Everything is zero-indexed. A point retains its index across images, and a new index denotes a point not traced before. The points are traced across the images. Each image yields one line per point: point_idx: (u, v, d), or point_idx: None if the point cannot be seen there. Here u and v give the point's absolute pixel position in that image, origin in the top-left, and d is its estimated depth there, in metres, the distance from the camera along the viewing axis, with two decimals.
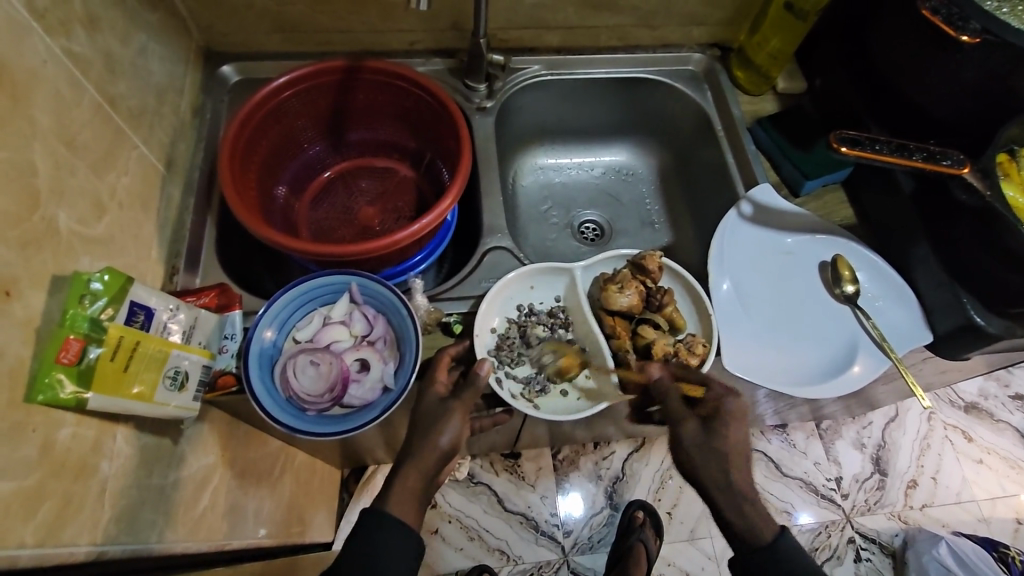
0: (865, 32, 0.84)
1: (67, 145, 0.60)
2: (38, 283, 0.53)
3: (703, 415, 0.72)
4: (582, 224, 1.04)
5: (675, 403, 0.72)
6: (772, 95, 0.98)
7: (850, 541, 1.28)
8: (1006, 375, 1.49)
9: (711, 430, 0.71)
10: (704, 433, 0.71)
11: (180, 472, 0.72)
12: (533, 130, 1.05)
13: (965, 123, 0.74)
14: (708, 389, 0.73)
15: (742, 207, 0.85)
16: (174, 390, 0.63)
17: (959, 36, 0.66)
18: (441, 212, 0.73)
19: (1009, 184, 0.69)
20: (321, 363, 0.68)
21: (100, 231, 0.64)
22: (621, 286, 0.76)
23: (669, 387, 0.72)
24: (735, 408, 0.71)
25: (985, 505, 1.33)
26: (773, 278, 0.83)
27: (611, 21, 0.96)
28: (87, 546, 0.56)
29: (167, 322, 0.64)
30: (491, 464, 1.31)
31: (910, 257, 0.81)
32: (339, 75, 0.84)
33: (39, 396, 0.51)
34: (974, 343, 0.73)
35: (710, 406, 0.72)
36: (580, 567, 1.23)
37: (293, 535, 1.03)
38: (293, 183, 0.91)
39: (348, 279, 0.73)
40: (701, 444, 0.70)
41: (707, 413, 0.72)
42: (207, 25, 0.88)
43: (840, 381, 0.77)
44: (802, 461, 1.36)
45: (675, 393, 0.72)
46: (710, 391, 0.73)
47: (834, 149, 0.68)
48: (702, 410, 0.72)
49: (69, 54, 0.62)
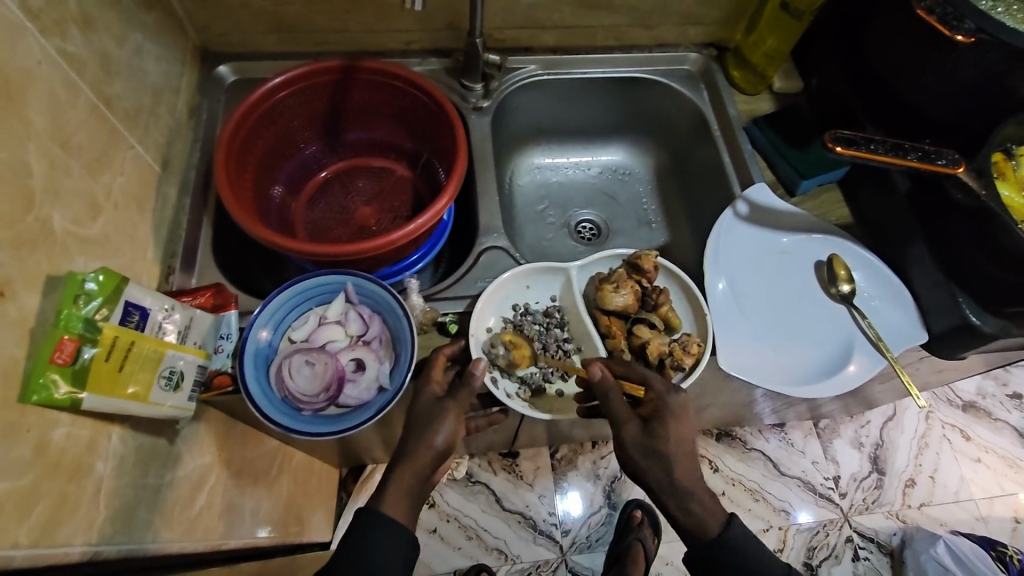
0: (861, 31, 0.84)
1: (61, 145, 0.60)
2: (33, 284, 0.53)
3: (644, 415, 0.69)
4: (579, 224, 1.04)
5: (617, 405, 0.68)
6: (769, 94, 0.98)
7: (847, 540, 1.28)
8: (1004, 374, 1.49)
9: (652, 431, 0.67)
10: (647, 433, 0.67)
11: (176, 472, 0.72)
12: (530, 130, 1.05)
13: (960, 122, 0.74)
14: (648, 388, 0.70)
15: (738, 206, 0.85)
16: (169, 390, 0.63)
17: (954, 36, 0.65)
18: (437, 212, 0.73)
19: (1005, 184, 0.69)
20: (317, 363, 0.68)
21: (95, 231, 0.64)
22: (617, 286, 0.76)
23: (611, 387, 0.69)
24: (678, 405, 0.68)
25: (983, 503, 1.34)
26: (769, 277, 0.83)
27: (607, 21, 0.96)
28: (81, 546, 0.56)
29: (162, 322, 0.64)
30: (489, 463, 1.31)
31: (906, 256, 0.81)
32: (335, 75, 0.84)
33: (34, 397, 0.51)
34: (969, 342, 0.74)
35: (651, 405, 0.69)
36: (577, 566, 1.23)
37: (291, 534, 1.03)
38: (289, 183, 0.91)
39: (343, 279, 0.73)
40: (645, 447, 0.66)
41: (647, 413, 0.69)
42: (203, 25, 0.88)
43: (835, 380, 0.77)
44: (799, 460, 1.36)
45: (616, 394, 0.69)
46: (649, 389, 0.70)
47: (828, 149, 0.68)
48: (645, 410, 0.69)
49: (64, 55, 0.62)
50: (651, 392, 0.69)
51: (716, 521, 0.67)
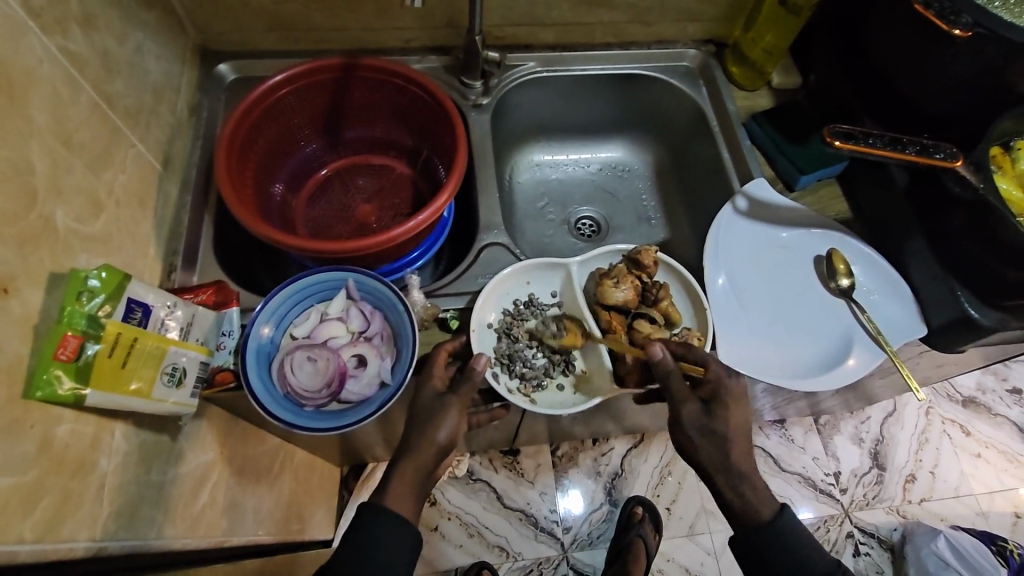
0: (860, 26, 0.84)
1: (63, 143, 0.60)
2: (36, 281, 0.54)
3: (704, 397, 0.69)
4: (579, 221, 1.04)
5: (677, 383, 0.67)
6: (767, 90, 0.98)
7: (848, 536, 1.28)
8: (1004, 369, 1.50)
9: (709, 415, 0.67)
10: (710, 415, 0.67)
11: (179, 469, 0.72)
12: (529, 127, 1.05)
13: (957, 117, 0.75)
14: (708, 368, 0.70)
15: (738, 201, 0.85)
16: (171, 386, 0.64)
17: (952, 30, 0.66)
18: (438, 209, 0.73)
19: (1002, 176, 0.70)
20: (318, 359, 0.68)
21: (97, 229, 0.64)
22: (617, 281, 0.77)
23: (671, 369, 0.67)
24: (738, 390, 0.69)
25: (983, 499, 1.34)
26: (768, 272, 0.83)
27: (606, 18, 0.96)
28: (86, 542, 0.56)
29: (165, 319, 0.64)
30: (490, 461, 1.32)
31: (904, 251, 0.81)
32: (336, 73, 0.85)
33: (38, 393, 0.52)
34: (969, 335, 0.74)
35: (711, 387, 0.69)
36: (579, 563, 1.23)
37: (292, 532, 1.04)
38: (289, 181, 0.91)
39: (344, 276, 0.73)
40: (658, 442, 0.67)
41: (709, 395, 0.69)
42: (203, 23, 0.89)
43: (834, 374, 0.77)
44: (800, 456, 1.36)
45: (677, 376, 0.68)
46: (709, 370, 0.70)
47: (827, 144, 0.68)
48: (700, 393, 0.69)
49: (66, 53, 0.62)
50: (710, 372, 0.69)
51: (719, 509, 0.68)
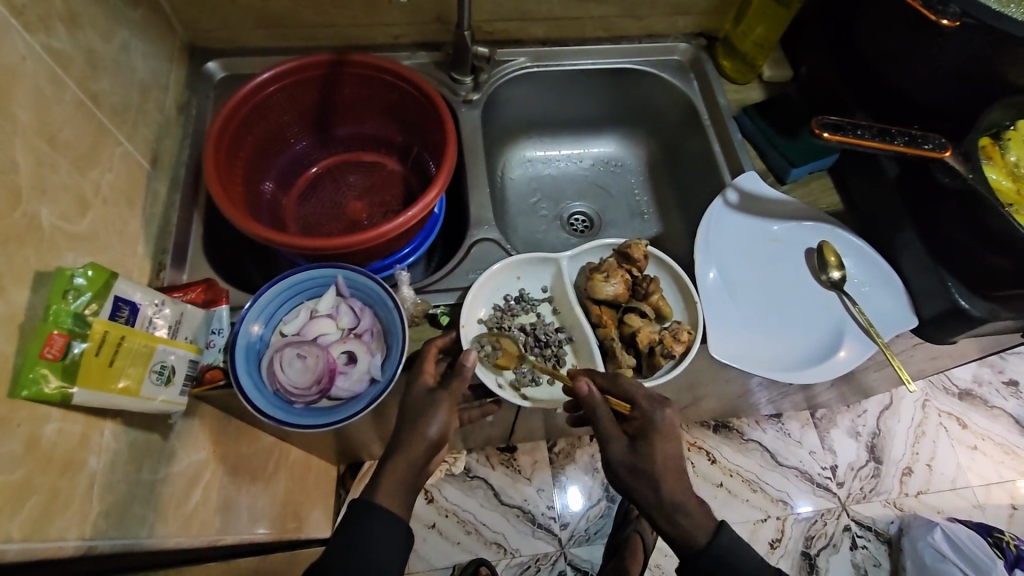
0: (850, 18, 0.84)
1: (47, 141, 0.60)
2: (21, 280, 0.54)
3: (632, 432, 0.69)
4: (571, 217, 1.04)
5: (605, 421, 0.68)
6: (758, 83, 0.98)
7: (845, 529, 1.28)
8: (1000, 361, 1.49)
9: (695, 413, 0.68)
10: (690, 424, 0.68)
11: (171, 468, 0.72)
12: (520, 123, 1.05)
13: (948, 109, 0.75)
14: (634, 406, 0.69)
15: (728, 194, 0.85)
16: (160, 384, 0.64)
17: (941, 20, 0.64)
18: (428, 204, 0.73)
19: (992, 167, 0.70)
20: (308, 356, 0.68)
21: (84, 227, 0.64)
22: (607, 275, 0.76)
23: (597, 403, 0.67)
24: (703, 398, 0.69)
25: (980, 491, 1.34)
26: (759, 265, 0.83)
27: (596, 12, 0.96)
28: (75, 541, 0.56)
29: (153, 317, 0.65)
30: (487, 458, 1.32)
31: (896, 243, 0.81)
32: (325, 69, 0.84)
33: (24, 392, 0.51)
34: (959, 327, 0.74)
35: (637, 424, 0.69)
36: (577, 559, 1.23)
37: (289, 531, 1.04)
38: (280, 179, 0.91)
39: (334, 273, 0.73)
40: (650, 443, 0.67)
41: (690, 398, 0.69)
42: (190, 21, 0.88)
43: (825, 366, 0.77)
44: (797, 450, 1.36)
45: (603, 409, 0.68)
46: (636, 407, 0.69)
47: (816, 135, 0.67)
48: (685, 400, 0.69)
49: (49, 51, 0.62)
50: (637, 410, 0.69)
51: (683, 533, 0.68)
